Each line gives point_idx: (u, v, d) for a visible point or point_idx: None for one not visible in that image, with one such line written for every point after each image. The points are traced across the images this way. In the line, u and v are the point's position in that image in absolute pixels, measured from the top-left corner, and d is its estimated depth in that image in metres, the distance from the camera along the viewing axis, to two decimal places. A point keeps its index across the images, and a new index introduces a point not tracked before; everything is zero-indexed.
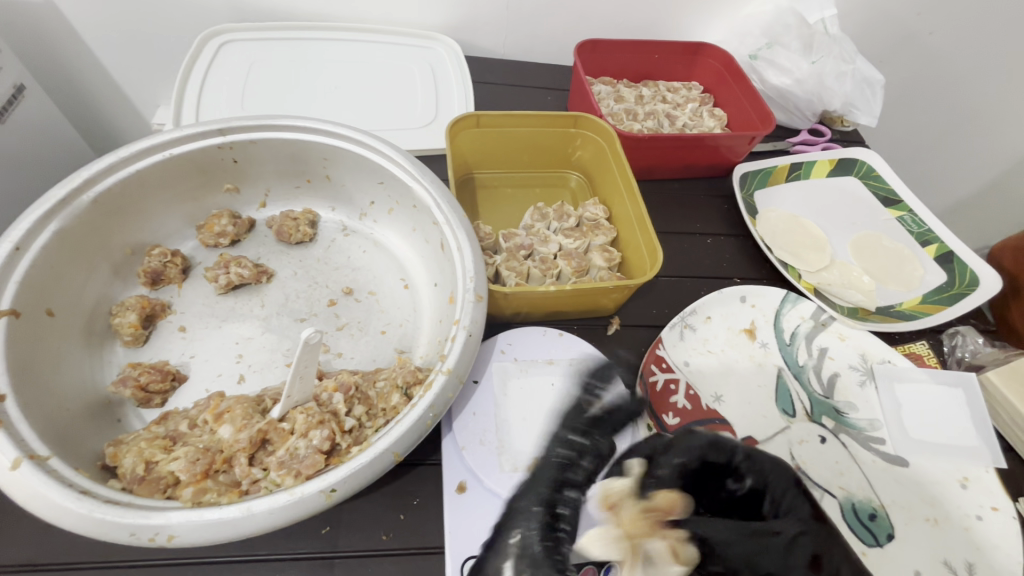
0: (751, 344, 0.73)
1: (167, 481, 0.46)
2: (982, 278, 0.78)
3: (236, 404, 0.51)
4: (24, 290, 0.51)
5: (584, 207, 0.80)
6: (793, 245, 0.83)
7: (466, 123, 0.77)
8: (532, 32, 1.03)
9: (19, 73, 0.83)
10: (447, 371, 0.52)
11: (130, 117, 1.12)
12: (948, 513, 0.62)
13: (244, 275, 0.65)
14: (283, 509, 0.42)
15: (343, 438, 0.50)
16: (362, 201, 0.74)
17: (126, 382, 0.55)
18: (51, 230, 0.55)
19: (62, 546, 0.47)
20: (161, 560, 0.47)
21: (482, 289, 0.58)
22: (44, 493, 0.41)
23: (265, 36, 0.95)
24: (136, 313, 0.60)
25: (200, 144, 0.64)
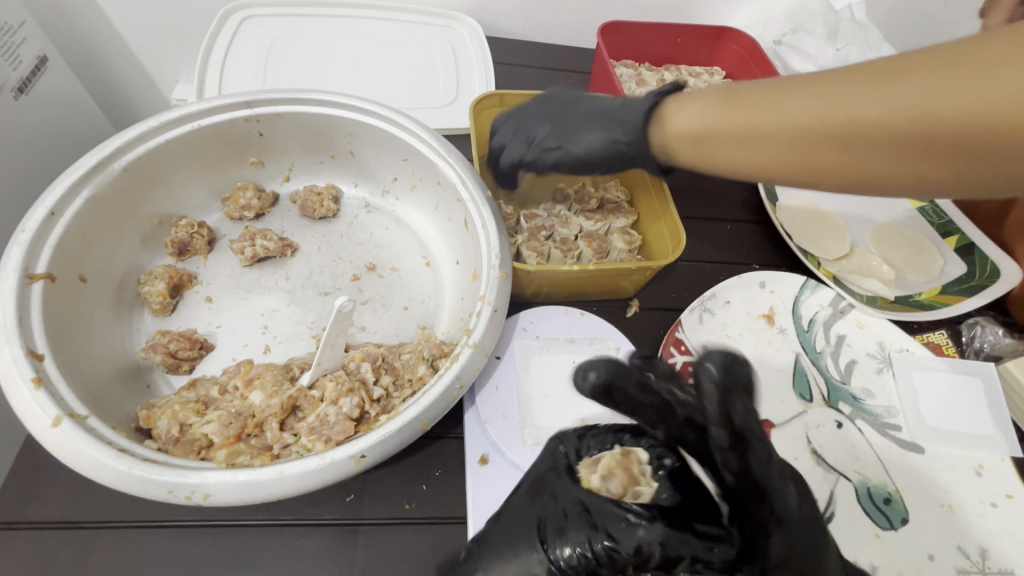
0: (770, 330, 0.74)
1: (201, 444, 0.47)
2: (1003, 269, 0.77)
3: (266, 371, 0.52)
4: (57, 255, 0.52)
5: (605, 188, 0.81)
6: (812, 233, 0.83)
7: (490, 102, 0.77)
8: (555, 14, 1.02)
9: (44, 44, 0.83)
10: (473, 344, 0.52)
11: (148, 91, 1.12)
12: (962, 500, 0.62)
13: (270, 248, 0.65)
14: (315, 472, 0.43)
15: (371, 406, 0.51)
16: (384, 177, 0.74)
17: (156, 348, 0.56)
18: (85, 196, 0.55)
19: (96, 504, 0.48)
20: (190, 521, 0.48)
21: (507, 266, 0.58)
22: (86, 450, 0.42)
23: (287, 12, 0.95)
24: (164, 282, 0.60)
25: (228, 115, 0.64)
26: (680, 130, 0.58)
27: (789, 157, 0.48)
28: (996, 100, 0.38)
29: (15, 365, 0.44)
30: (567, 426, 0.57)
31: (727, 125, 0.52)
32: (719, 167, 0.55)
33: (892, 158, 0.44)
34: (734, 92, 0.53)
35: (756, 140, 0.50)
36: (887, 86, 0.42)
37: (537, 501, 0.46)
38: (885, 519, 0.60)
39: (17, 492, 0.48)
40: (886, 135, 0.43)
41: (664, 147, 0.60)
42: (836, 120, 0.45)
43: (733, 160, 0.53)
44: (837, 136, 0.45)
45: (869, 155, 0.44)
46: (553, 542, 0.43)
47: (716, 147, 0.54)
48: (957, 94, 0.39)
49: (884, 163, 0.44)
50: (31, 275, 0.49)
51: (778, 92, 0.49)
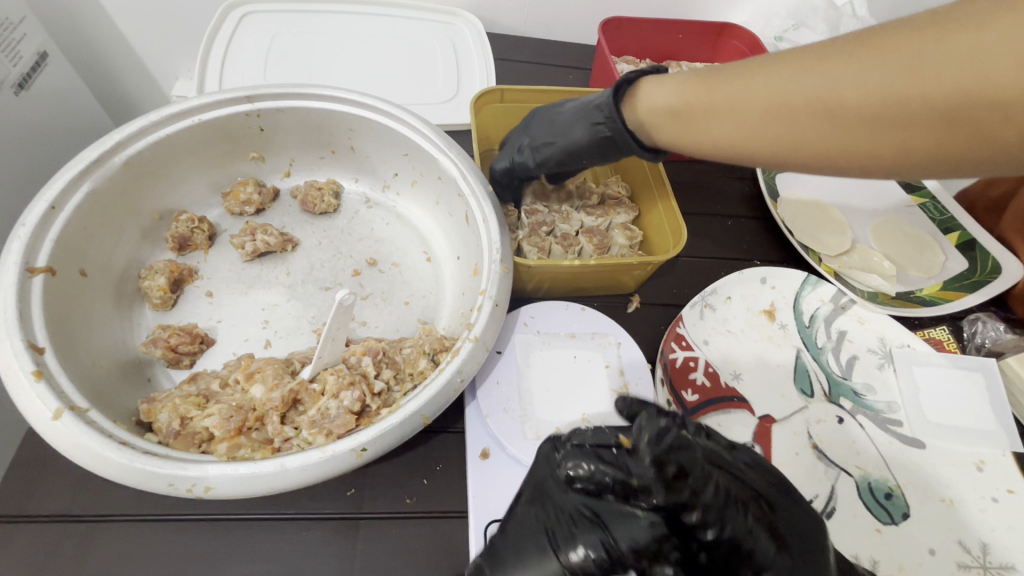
0: (771, 325, 0.74)
1: (202, 437, 0.47)
2: (1005, 265, 0.77)
3: (267, 364, 0.52)
4: (57, 249, 0.52)
5: (606, 184, 0.81)
6: (813, 229, 0.83)
7: (491, 97, 0.77)
8: (555, 10, 1.02)
9: (44, 40, 0.83)
10: (474, 338, 0.52)
11: (149, 88, 1.12)
12: (963, 495, 0.62)
13: (270, 242, 0.65)
14: (316, 465, 0.43)
15: (372, 400, 0.51)
16: (385, 173, 0.74)
17: (156, 343, 0.56)
18: (84, 190, 0.55)
19: (97, 497, 0.48)
20: (191, 515, 0.48)
21: (508, 260, 0.58)
22: (87, 443, 0.42)
23: (288, 8, 0.94)
24: (165, 277, 0.60)
25: (228, 110, 0.64)
26: (654, 108, 0.52)
27: (768, 134, 0.42)
28: (996, 64, 0.31)
29: (16, 358, 0.44)
30: (568, 421, 0.57)
31: (703, 102, 0.47)
32: (697, 150, 0.50)
33: (874, 132, 0.36)
34: (713, 68, 0.48)
35: (731, 114, 0.45)
36: (881, 53, 0.36)
37: (539, 506, 0.40)
38: (886, 514, 0.60)
39: (18, 485, 0.48)
40: (865, 107, 0.36)
41: (639, 127, 0.55)
42: (819, 91, 0.38)
43: (710, 136, 0.47)
44: (818, 105, 0.38)
45: (852, 126, 0.37)
46: (563, 546, 0.37)
47: (694, 127, 0.49)
48: (946, 60, 0.33)
49: (869, 138, 0.37)
50: (31, 269, 0.49)
51: (759, 66, 0.43)
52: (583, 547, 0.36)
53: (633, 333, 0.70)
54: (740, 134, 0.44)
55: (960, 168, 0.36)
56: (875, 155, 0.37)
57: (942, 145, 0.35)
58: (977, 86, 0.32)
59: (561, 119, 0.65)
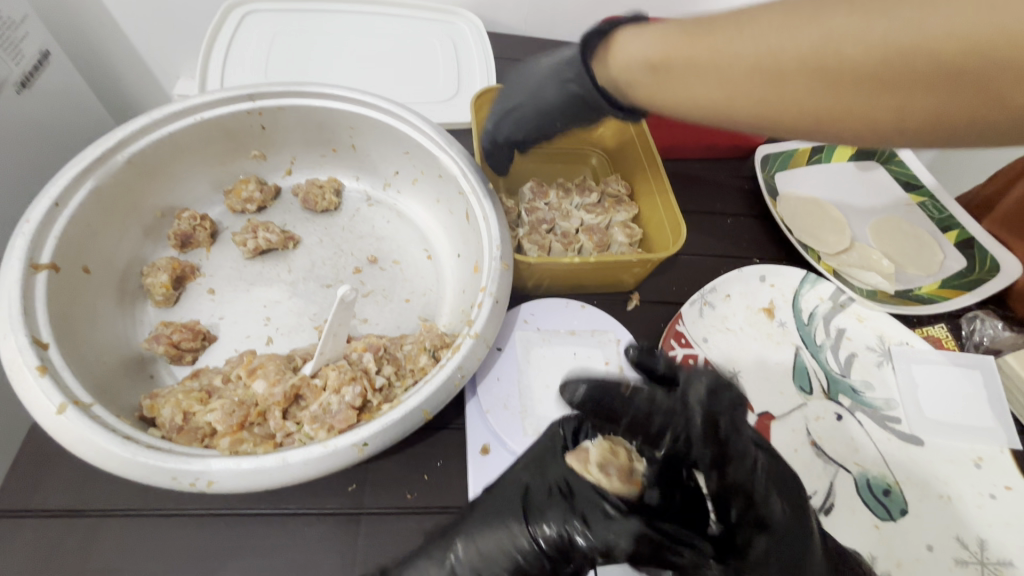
0: (770, 323, 0.74)
1: (204, 432, 0.47)
2: (1003, 263, 0.78)
3: (269, 360, 0.52)
4: (61, 246, 0.53)
5: (606, 182, 0.81)
6: (813, 227, 0.83)
7: (491, 95, 0.77)
8: (555, 9, 1.03)
9: (46, 40, 0.83)
10: (475, 335, 0.53)
11: (150, 88, 1.12)
12: (961, 491, 0.63)
13: (272, 240, 0.65)
14: (318, 460, 0.43)
15: (374, 395, 0.51)
16: (386, 171, 0.74)
17: (159, 339, 0.56)
18: (88, 187, 0.56)
19: (101, 493, 0.49)
20: (194, 510, 0.49)
21: (508, 257, 0.58)
22: (91, 438, 0.42)
23: (289, 8, 0.95)
24: (167, 274, 0.61)
25: (230, 108, 0.64)
26: (631, 62, 0.46)
27: (757, 96, 0.37)
28: (987, 27, 0.30)
29: (21, 354, 0.44)
30: (568, 417, 0.57)
31: (684, 54, 0.41)
32: (672, 111, 0.45)
33: (867, 96, 0.34)
34: (694, 19, 0.42)
35: (715, 68, 0.39)
36: (879, 8, 0.33)
37: (526, 480, 0.45)
38: (885, 510, 0.60)
39: (22, 480, 0.48)
40: (875, 64, 0.33)
41: (614, 86, 0.50)
42: (818, 45, 0.34)
43: (693, 96, 0.41)
44: (814, 66, 0.34)
45: (844, 88, 0.34)
46: (534, 519, 0.43)
47: (673, 83, 0.43)
48: (951, 18, 0.31)
49: (865, 101, 0.34)
50: (35, 266, 0.50)
51: (740, 21, 0.38)
52: (548, 524, 0.43)
53: (633, 331, 0.70)
54: (722, 97, 0.39)
55: (953, 138, 0.34)
56: (869, 123, 0.35)
57: (940, 110, 0.33)
58: (975, 49, 0.30)
59: (538, 87, 0.63)
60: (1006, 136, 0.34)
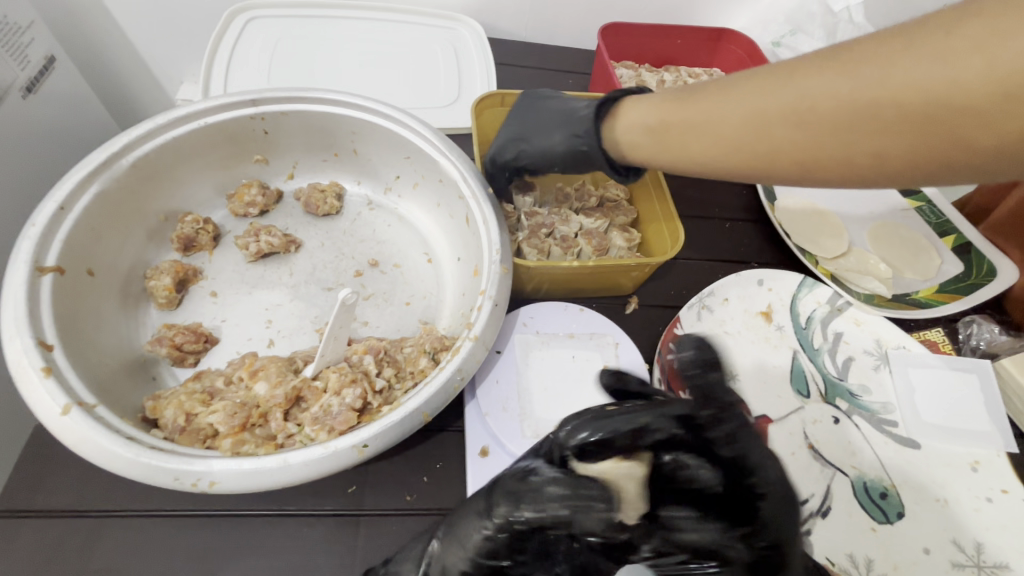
0: (767, 327, 0.74)
1: (206, 433, 0.48)
2: (1000, 268, 0.78)
3: (270, 362, 0.53)
4: (66, 248, 0.53)
5: (605, 187, 0.82)
6: (810, 232, 0.84)
7: (491, 101, 0.78)
8: (555, 16, 1.04)
9: (52, 45, 0.84)
10: (474, 338, 0.53)
11: (154, 92, 1.13)
12: (958, 495, 0.63)
13: (274, 243, 0.66)
14: (318, 461, 0.44)
15: (374, 397, 0.52)
16: (387, 175, 0.75)
17: (161, 341, 0.57)
18: (92, 191, 0.56)
19: (103, 493, 0.49)
20: (195, 511, 0.49)
21: (508, 261, 0.59)
22: (95, 439, 0.43)
23: (292, 14, 0.96)
24: (170, 277, 0.61)
25: (234, 113, 0.65)
26: (632, 128, 0.54)
27: (745, 152, 0.43)
28: (928, 77, 0.34)
29: (26, 355, 0.45)
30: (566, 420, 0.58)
31: (680, 119, 0.49)
32: (673, 167, 0.51)
33: (838, 142, 0.38)
34: (686, 91, 0.50)
35: (705, 130, 0.46)
36: (849, 67, 0.38)
37: (496, 479, 0.35)
38: (881, 513, 0.61)
39: (26, 481, 0.49)
40: (837, 114, 0.38)
41: (614, 145, 0.58)
42: (789, 105, 0.40)
43: (690, 152, 0.48)
44: (791, 119, 0.40)
45: (822, 139, 0.39)
46: (507, 507, 0.33)
47: (673, 143, 0.50)
48: (901, 74, 0.35)
49: (843, 147, 0.38)
50: (40, 268, 0.50)
51: (722, 94, 0.45)
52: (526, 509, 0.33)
53: (632, 334, 0.71)
54: (714, 152, 0.46)
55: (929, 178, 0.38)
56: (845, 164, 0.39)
57: (916, 150, 0.36)
58: (928, 97, 0.34)
59: (541, 115, 0.67)
60: (994, 172, 0.36)
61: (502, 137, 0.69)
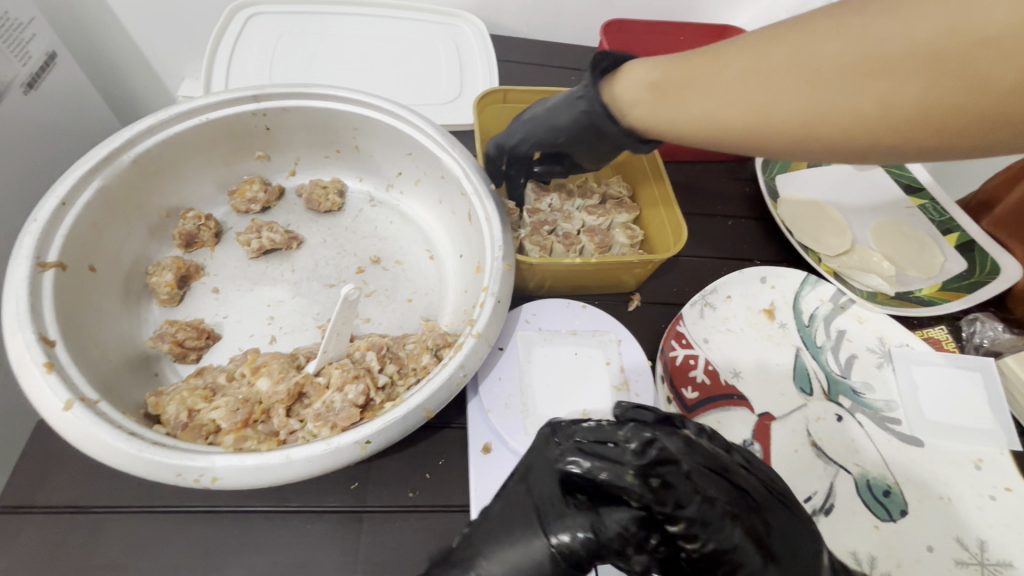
0: (770, 324, 0.74)
1: (208, 429, 0.48)
2: (1004, 266, 0.77)
3: (273, 359, 0.53)
4: (68, 244, 0.53)
5: (607, 184, 0.81)
6: (813, 229, 0.84)
7: (493, 97, 0.78)
8: (557, 12, 1.03)
9: (53, 41, 0.84)
10: (477, 334, 0.53)
11: (155, 89, 1.13)
12: (961, 493, 0.63)
13: (276, 240, 0.66)
14: (321, 457, 0.44)
15: (376, 394, 0.52)
16: (389, 172, 0.75)
17: (163, 338, 0.57)
18: (94, 187, 0.56)
19: (105, 490, 0.49)
20: (197, 507, 0.49)
21: (510, 257, 0.58)
22: (97, 434, 0.42)
23: (294, 10, 0.96)
24: (172, 273, 0.61)
25: (236, 109, 0.65)
26: (637, 88, 0.53)
27: (749, 99, 0.43)
28: (928, 33, 0.36)
29: (28, 350, 0.45)
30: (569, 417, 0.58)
31: (685, 76, 0.49)
32: (670, 126, 0.51)
33: (846, 89, 0.39)
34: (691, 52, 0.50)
35: (711, 86, 0.46)
36: (863, 19, 0.38)
37: (529, 483, 0.40)
38: (884, 511, 0.61)
39: (28, 477, 0.49)
40: (849, 65, 0.38)
41: (615, 107, 0.56)
42: (802, 57, 0.40)
43: (691, 109, 0.48)
44: (802, 67, 0.40)
45: (831, 82, 0.39)
46: (554, 526, 0.38)
47: (675, 103, 0.50)
48: (923, 16, 0.36)
49: (850, 95, 0.39)
50: (42, 264, 0.50)
51: (725, 54, 0.45)
52: (573, 529, 0.37)
53: (634, 331, 0.70)
54: (722, 106, 0.45)
55: (933, 146, 0.39)
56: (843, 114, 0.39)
57: (924, 102, 0.37)
58: (926, 51, 0.36)
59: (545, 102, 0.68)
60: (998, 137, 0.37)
61: (516, 132, 0.70)
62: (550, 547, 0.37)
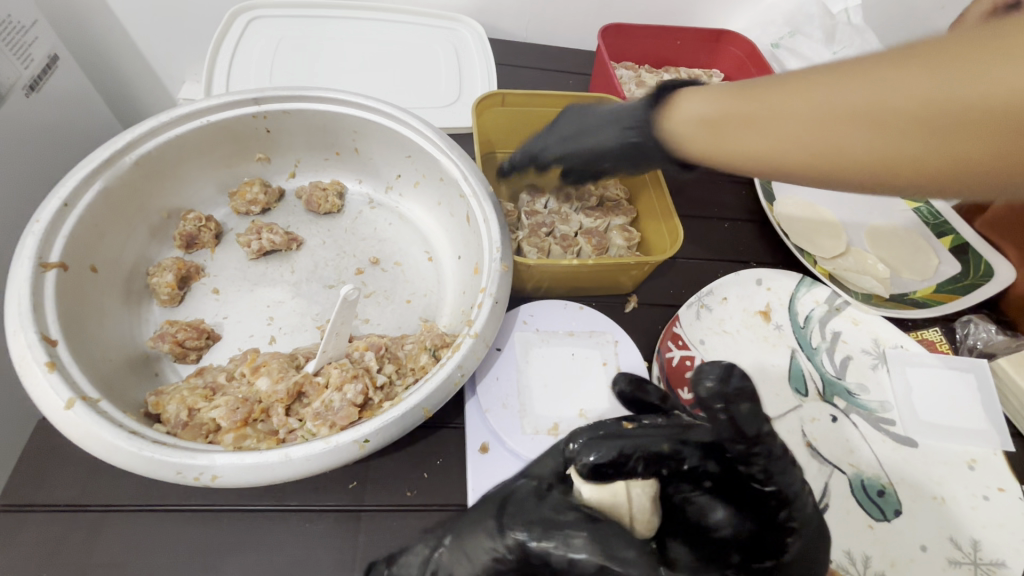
0: (766, 326, 0.75)
1: (208, 428, 0.48)
2: (996, 269, 0.77)
3: (272, 359, 0.53)
4: (70, 245, 0.54)
5: (605, 186, 0.82)
6: (809, 231, 0.84)
7: (492, 101, 0.79)
8: (556, 17, 1.05)
9: (55, 44, 0.85)
10: (475, 334, 0.53)
11: (156, 91, 1.14)
12: (955, 493, 0.63)
13: (276, 241, 0.66)
14: (319, 456, 0.44)
15: (375, 393, 0.52)
16: (388, 174, 0.75)
17: (164, 338, 0.57)
18: (96, 188, 0.57)
19: (105, 488, 0.49)
20: (196, 506, 0.49)
21: (508, 259, 0.59)
22: (98, 433, 0.43)
23: (294, 14, 0.97)
24: (173, 274, 0.62)
25: (237, 112, 0.66)
26: (690, 121, 0.48)
27: (810, 144, 0.36)
28: (1006, 80, 0.28)
29: (30, 349, 0.45)
30: (566, 417, 0.58)
31: (737, 110, 0.41)
32: (724, 166, 0.44)
33: (922, 138, 0.31)
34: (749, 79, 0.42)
35: (763, 123, 0.39)
36: (931, 60, 0.31)
37: None
38: (878, 510, 0.61)
39: (28, 475, 0.49)
40: (924, 112, 0.31)
41: (665, 138, 0.51)
42: (869, 100, 0.33)
43: (741, 150, 0.41)
44: (865, 114, 0.33)
45: (898, 134, 0.32)
46: None
47: (725, 140, 0.43)
48: (1002, 69, 0.29)
49: (919, 149, 0.32)
50: (44, 264, 0.51)
51: (781, 89, 0.38)
52: (536, 531, 0.34)
53: (631, 332, 0.71)
54: (774, 151, 0.38)
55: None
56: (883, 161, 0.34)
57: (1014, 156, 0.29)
58: (967, 109, 0.29)
59: (588, 122, 0.67)
60: None
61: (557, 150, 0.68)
62: (505, 548, 0.35)
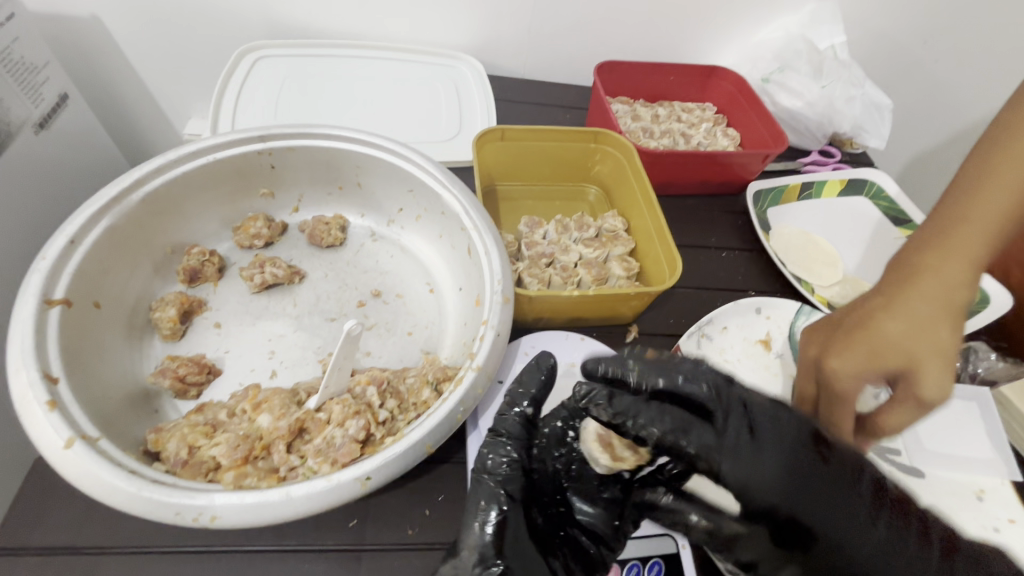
0: (767, 355, 0.75)
1: (208, 466, 0.48)
2: (993, 295, 0.77)
3: (274, 394, 0.53)
4: (76, 282, 0.54)
5: (603, 218, 0.83)
6: (805, 260, 0.87)
7: (491, 136, 0.81)
8: (553, 55, 1.09)
9: (66, 83, 0.88)
10: (477, 368, 0.54)
11: (161, 126, 1.16)
12: (966, 526, 0.62)
13: (278, 275, 0.67)
14: (320, 494, 0.44)
15: (377, 429, 0.51)
16: (391, 207, 0.77)
17: (165, 373, 0.57)
18: (103, 225, 0.57)
19: (101, 529, 0.48)
20: (193, 549, 0.48)
21: (509, 291, 0.60)
22: (97, 472, 0.42)
23: (299, 53, 1.00)
24: (175, 308, 0.62)
25: (242, 150, 0.67)
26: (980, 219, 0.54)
27: (964, 241, 0.53)
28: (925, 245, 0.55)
29: (32, 388, 0.45)
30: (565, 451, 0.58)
31: (944, 214, 0.57)
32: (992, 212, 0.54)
33: (991, 200, 0.55)
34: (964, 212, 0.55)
35: (1001, 184, 0.55)
36: (955, 218, 0.55)
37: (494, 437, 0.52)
38: None
39: (22, 515, 0.48)
40: (943, 251, 0.54)
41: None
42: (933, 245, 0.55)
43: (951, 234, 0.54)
44: (978, 220, 0.54)
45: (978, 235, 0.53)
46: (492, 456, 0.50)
47: (954, 215, 0.56)
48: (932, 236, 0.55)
49: (967, 228, 0.54)
50: (49, 301, 0.51)
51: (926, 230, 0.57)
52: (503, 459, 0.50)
53: None
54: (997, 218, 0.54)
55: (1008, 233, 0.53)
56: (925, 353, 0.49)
57: (972, 246, 0.53)
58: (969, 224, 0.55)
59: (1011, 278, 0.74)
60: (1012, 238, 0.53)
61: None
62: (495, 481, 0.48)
